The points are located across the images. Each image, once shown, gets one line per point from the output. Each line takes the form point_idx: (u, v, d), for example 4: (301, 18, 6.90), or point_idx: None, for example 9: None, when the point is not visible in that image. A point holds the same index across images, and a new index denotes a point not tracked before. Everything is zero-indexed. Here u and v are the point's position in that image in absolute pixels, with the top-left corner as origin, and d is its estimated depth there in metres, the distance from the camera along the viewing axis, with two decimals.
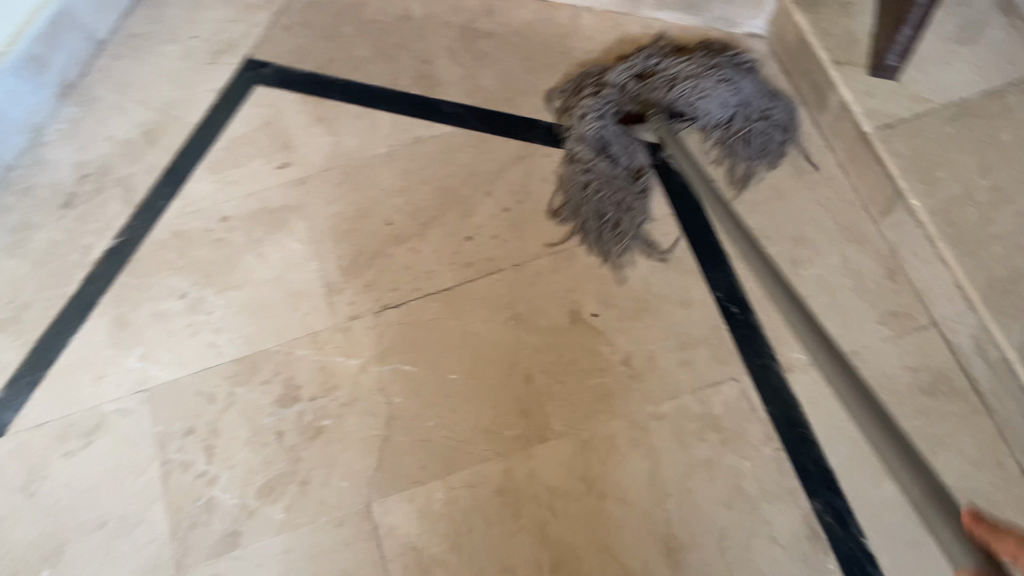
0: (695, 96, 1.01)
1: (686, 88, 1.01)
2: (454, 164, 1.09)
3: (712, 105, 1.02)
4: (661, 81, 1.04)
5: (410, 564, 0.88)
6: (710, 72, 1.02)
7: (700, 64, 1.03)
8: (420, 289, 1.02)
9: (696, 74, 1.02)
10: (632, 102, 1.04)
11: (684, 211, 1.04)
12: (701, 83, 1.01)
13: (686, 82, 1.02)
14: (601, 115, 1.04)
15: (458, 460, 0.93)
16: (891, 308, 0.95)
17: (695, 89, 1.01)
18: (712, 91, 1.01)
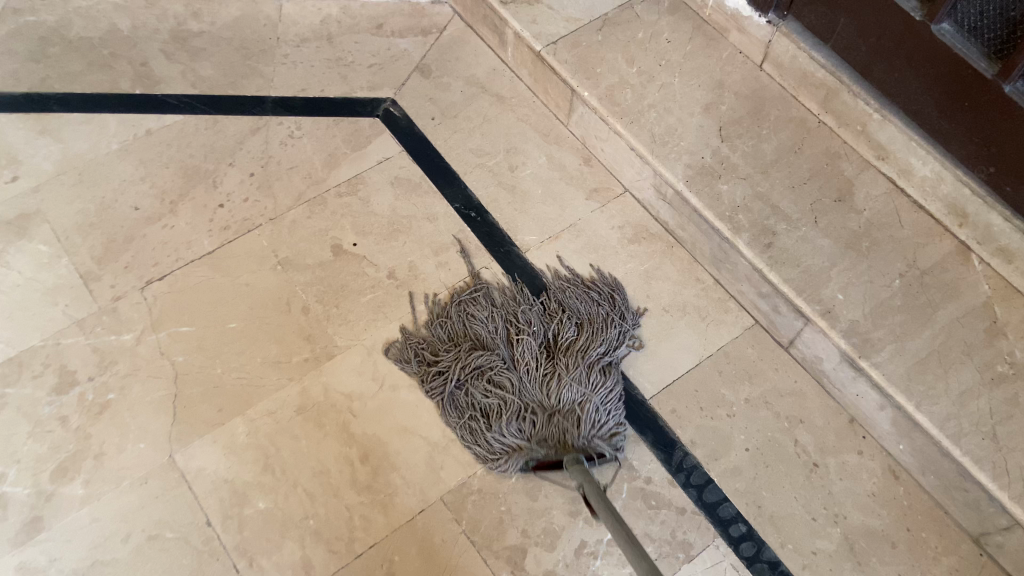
0: (603, 421, 0.93)
1: (594, 418, 0.93)
2: (192, 146, 1.17)
3: (619, 411, 0.95)
4: (557, 381, 0.94)
5: (226, 495, 0.92)
6: (608, 379, 0.96)
7: (587, 384, 0.94)
8: (182, 258, 1.07)
9: (582, 400, 0.93)
10: (535, 425, 0.92)
11: (414, 145, 1.19)
12: (608, 405, 0.94)
13: (592, 399, 0.93)
14: (499, 392, 0.94)
15: (253, 395, 0.98)
16: (593, 186, 1.16)
17: (603, 421, 0.93)
18: (596, 395, 0.94)
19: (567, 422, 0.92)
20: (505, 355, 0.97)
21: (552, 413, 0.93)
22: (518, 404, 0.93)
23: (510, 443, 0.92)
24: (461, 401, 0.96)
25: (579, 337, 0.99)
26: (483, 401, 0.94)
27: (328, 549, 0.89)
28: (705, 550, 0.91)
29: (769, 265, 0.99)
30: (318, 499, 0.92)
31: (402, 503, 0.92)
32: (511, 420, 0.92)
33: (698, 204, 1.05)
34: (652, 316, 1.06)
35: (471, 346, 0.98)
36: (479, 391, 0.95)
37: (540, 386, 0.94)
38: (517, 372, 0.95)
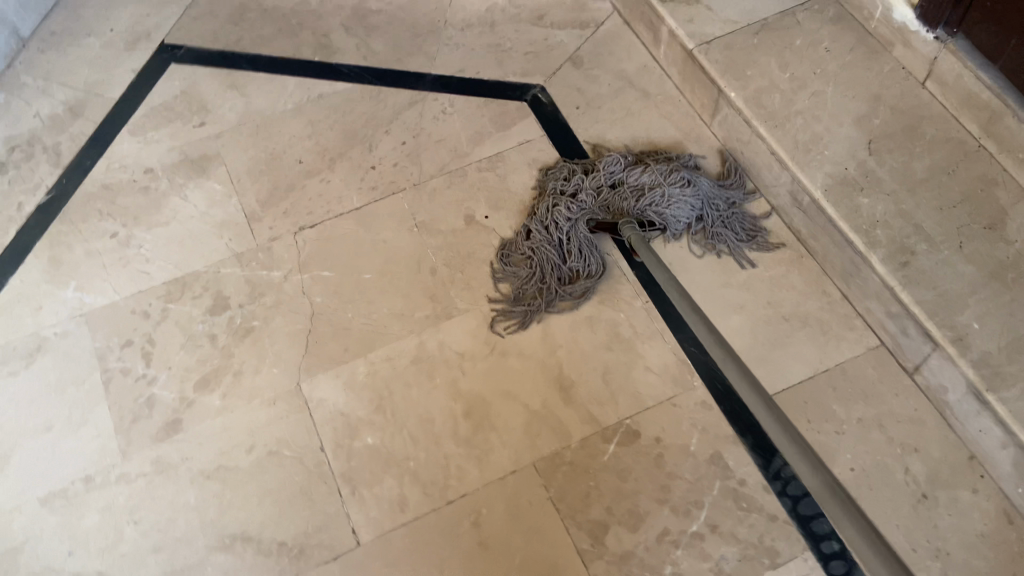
0: (666, 210, 1.10)
1: (655, 206, 1.11)
2: (355, 112, 1.28)
3: (687, 213, 1.10)
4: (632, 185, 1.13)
5: (340, 426, 1.00)
6: (674, 180, 1.11)
7: (660, 171, 1.12)
8: (333, 211, 1.17)
9: (660, 181, 1.11)
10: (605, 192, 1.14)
11: (556, 132, 1.24)
12: (677, 198, 1.10)
13: (656, 193, 1.11)
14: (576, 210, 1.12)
15: (376, 340, 1.06)
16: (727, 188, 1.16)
17: (664, 210, 1.10)
18: (680, 198, 1.10)
19: (647, 199, 1.12)
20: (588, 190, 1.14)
21: (615, 197, 1.13)
22: (592, 209, 1.13)
23: (576, 223, 1.10)
24: (556, 242, 1.10)
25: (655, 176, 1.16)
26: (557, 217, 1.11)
27: (422, 491, 0.95)
28: (792, 561, 0.89)
29: (903, 284, 0.95)
30: (421, 444, 0.98)
31: (496, 461, 0.97)
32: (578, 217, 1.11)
33: (834, 213, 1.02)
34: (769, 323, 1.05)
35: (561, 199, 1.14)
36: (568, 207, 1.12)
37: (611, 193, 1.14)
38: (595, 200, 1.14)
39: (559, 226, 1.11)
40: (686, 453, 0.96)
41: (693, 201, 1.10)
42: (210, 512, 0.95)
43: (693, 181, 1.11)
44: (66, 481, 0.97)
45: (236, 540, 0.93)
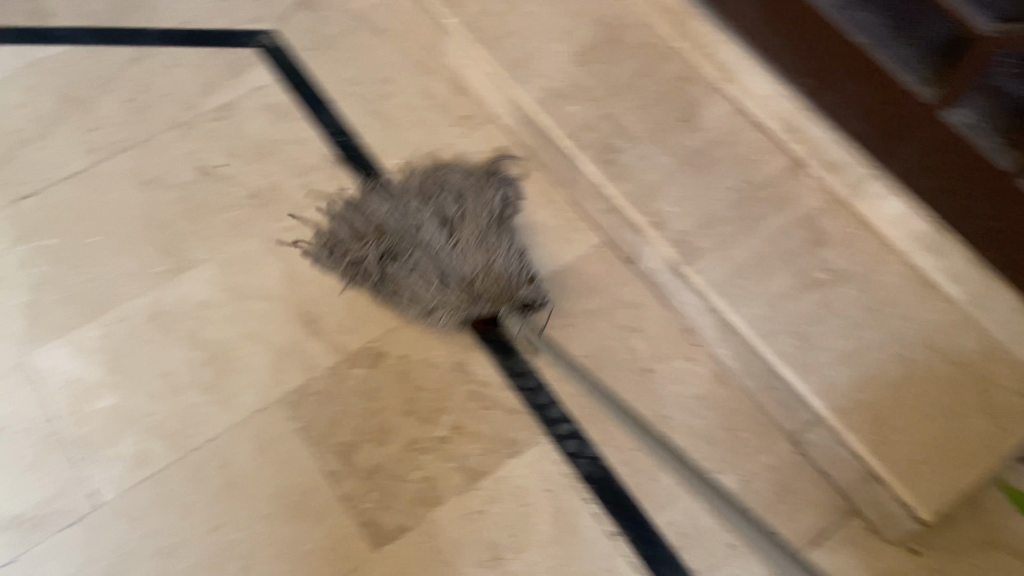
0: (504, 269, 0.96)
1: (497, 263, 0.95)
2: (73, 73, 1.21)
3: (518, 262, 1.00)
4: (460, 245, 0.99)
5: (73, 393, 0.97)
6: (504, 242, 1.00)
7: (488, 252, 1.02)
8: (53, 178, 1.11)
9: (484, 260, 1.01)
10: (453, 286, 0.99)
11: (289, 75, 1.22)
12: (501, 253, 1.03)
13: (484, 243, 1.02)
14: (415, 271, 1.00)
15: (109, 302, 1.02)
16: (463, 114, 1.16)
17: (500, 264, 0.96)
18: (503, 247, 0.99)
19: (473, 265, 0.99)
20: (436, 262, 1.01)
21: (461, 285, 0.99)
22: (442, 299, 0.99)
23: (412, 272, 1.00)
24: (389, 287, 1.02)
25: (463, 219, 1.05)
26: (418, 270, 1.01)
27: (165, 443, 0.94)
28: (530, 446, 0.95)
29: (608, 180, 1.05)
30: (161, 397, 0.97)
31: (241, 402, 0.97)
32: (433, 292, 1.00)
33: (547, 124, 1.10)
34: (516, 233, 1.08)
35: (380, 252, 1.03)
36: (398, 269, 1.01)
37: (449, 254, 1.00)
38: (433, 241, 1.02)
39: (383, 267, 1.02)
40: (429, 366, 1.00)
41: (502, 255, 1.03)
42: None
43: (516, 245, 1.03)
44: None
45: None
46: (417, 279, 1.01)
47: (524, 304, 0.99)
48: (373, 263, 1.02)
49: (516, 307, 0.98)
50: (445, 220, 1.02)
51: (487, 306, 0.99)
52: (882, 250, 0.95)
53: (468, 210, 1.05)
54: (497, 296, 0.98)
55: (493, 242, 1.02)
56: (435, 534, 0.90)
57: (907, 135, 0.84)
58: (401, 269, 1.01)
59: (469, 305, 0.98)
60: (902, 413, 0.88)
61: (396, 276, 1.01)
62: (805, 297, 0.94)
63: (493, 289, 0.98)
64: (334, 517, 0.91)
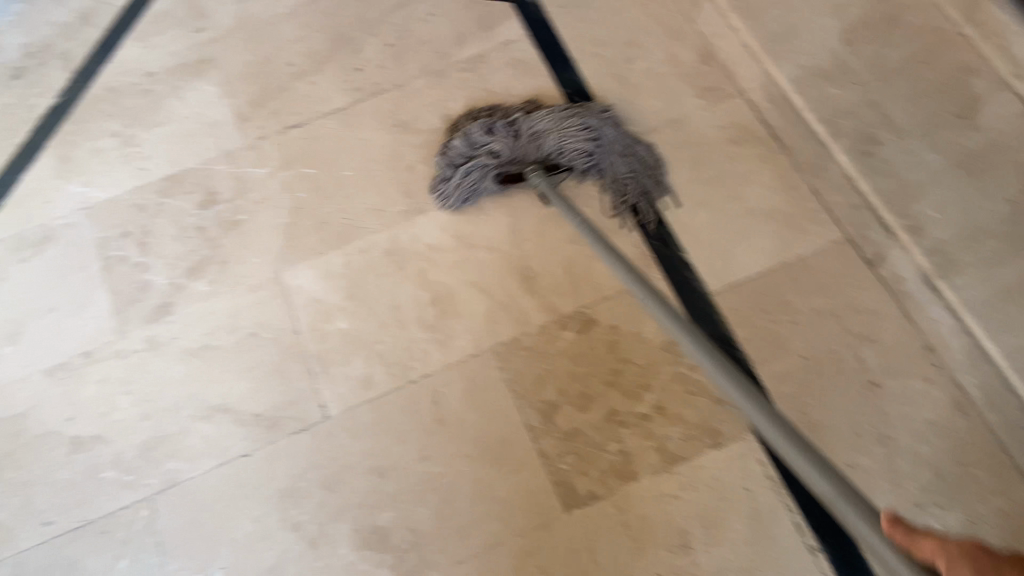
0: (556, 144, 1.05)
1: (545, 141, 1.05)
2: (343, 15, 1.29)
3: (558, 142, 1.05)
4: (540, 137, 1.05)
5: (313, 311, 1.06)
6: (586, 133, 1.05)
7: (567, 127, 1.05)
8: (319, 111, 1.21)
9: (552, 128, 1.05)
10: (522, 142, 1.06)
11: (537, 30, 1.23)
12: (569, 123, 1.05)
13: (552, 138, 1.05)
14: (557, 148, 1.05)
15: (352, 233, 1.11)
16: (707, 85, 1.13)
17: (554, 137, 1.05)
18: (570, 138, 1.04)
19: (548, 145, 1.05)
20: (523, 147, 1.06)
21: (523, 146, 1.06)
22: (508, 147, 1.06)
23: (495, 140, 1.06)
24: (502, 129, 1.07)
25: (551, 139, 1.05)
26: (523, 146, 1.06)
27: (386, 371, 1.01)
28: (736, 440, 0.91)
29: (863, 174, 0.98)
30: (387, 328, 1.04)
31: (457, 346, 1.01)
32: (520, 145, 1.06)
33: (802, 106, 1.04)
34: (773, 233, 1.02)
35: (482, 126, 1.08)
36: (484, 139, 1.07)
37: (529, 142, 1.06)
38: (551, 146, 1.05)
39: (488, 133, 1.07)
40: (638, 340, 0.98)
41: (609, 158, 1.07)
42: (194, 384, 1.03)
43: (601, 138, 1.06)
44: (65, 355, 1.06)
45: (214, 411, 1.00)
46: (502, 133, 1.06)
47: (548, 168, 1.07)
48: (506, 147, 1.06)
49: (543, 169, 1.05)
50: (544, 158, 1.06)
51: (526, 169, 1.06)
52: None
53: (564, 145, 1.05)
54: (531, 155, 1.06)
55: (572, 117, 1.05)
56: (626, 509, 0.90)
57: None
58: (525, 140, 1.06)
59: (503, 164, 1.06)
60: None
61: (504, 144, 1.06)
62: None
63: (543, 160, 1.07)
64: (531, 470, 0.93)
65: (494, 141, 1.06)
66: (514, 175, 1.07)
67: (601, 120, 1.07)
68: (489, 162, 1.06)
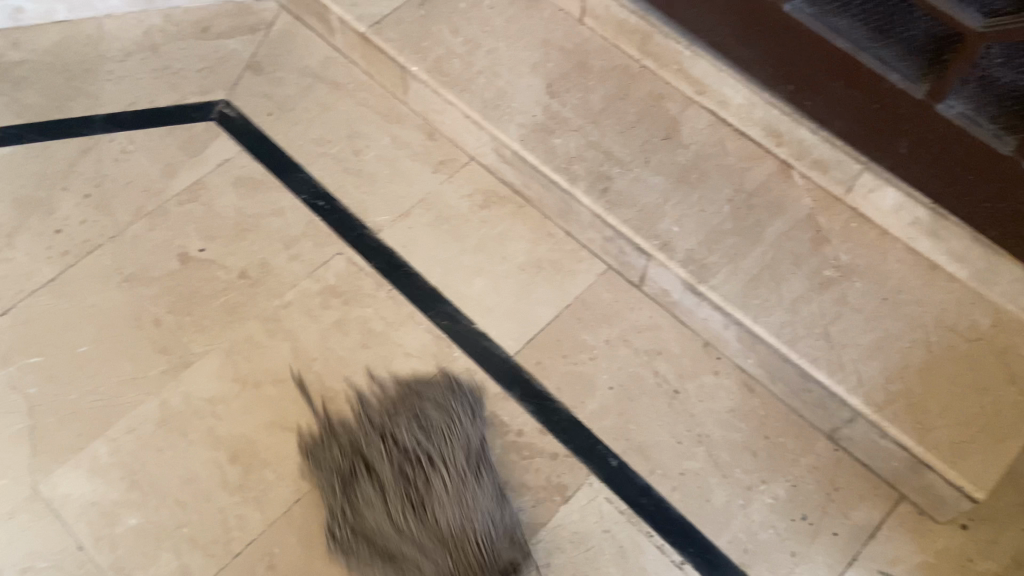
0: (467, 521, 0.87)
1: (461, 524, 0.87)
2: (22, 175, 1.13)
3: (482, 507, 0.88)
4: (448, 526, 0.87)
5: (95, 517, 0.91)
6: (483, 487, 0.90)
7: (468, 489, 0.89)
8: (26, 289, 1.05)
9: (459, 504, 0.88)
10: (445, 552, 0.86)
11: (253, 144, 1.18)
12: (470, 493, 0.89)
13: (458, 506, 0.88)
14: (460, 498, 0.88)
15: (112, 414, 0.97)
16: (438, 159, 1.17)
17: (462, 519, 0.87)
18: (477, 500, 0.89)
19: (466, 525, 0.87)
20: (437, 547, 0.86)
21: (458, 555, 0.86)
22: (430, 564, 0.85)
23: (394, 543, 0.87)
24: (399, 549, 0.86)
25: (467, 523, 0.87)
26: (434, 552, 0.86)
27: (204, 554, 0.89)
28: (582, 487, 0.94)
29: (606, 209, 1.03)
30: (189, 506, 0.92)
31: (277, 497, 0.92)
32: (443, 555, 0.85)
33: (534, 159, 1.07)
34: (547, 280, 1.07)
35: (375, 555, 0.87)
36: (394, 543, 0.87)
37: (439, 536, 0.86)
38: (471, 527, 0.87)
39: (389, 536, 0.87)
40: None
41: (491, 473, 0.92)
42: None
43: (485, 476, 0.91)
44: None
45: None
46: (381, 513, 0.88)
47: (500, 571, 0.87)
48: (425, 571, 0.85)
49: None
50: (469, 545, 0.86)
51: None
52: (881, 238, 0.98)
53: (469, 500, 0.88)
54: (456, 540, 0.86)
55: (462, 475, 0.90)
56: None
57: (900, 130, 0.90)
58: (420, 507, 0.88)
59: None
60: (939, 400, 0.88)
61: (404, 535, 0.87)
62: (822, 296, 0.95)
63: (475, 551, 0.85)
64: None
65: (410, 558, 0.86)
66: None
67: (461, 424, 0.94)
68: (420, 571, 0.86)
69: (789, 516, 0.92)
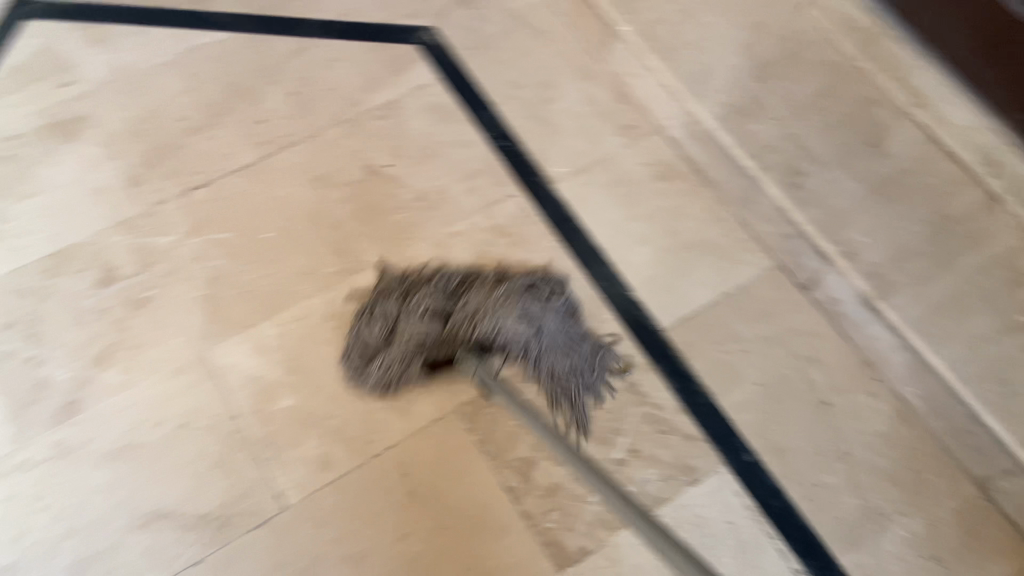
0: (505, 319, 0.92)
1: (500, 320, 0.92)
2: (237, 63, 1.20)
3: (524, 335, 0.93)
4: (494, 310, 0.92)
5: (253, 391, 0.97)
6: (551, 324, 0.95)
7: (534, 313, 0.94)
8: (224, 169, 1.11)
9: (518, 311, 0.93)
10: (456, 320, 0.93)
11: (449, 74, 1.20)
12: (516, 305, 0.93)
13: (512, 309, 0.93)
14: (524, 320, 0.93)
15: (283, 301, 1.03)
16: (628, 124, 1.15)
17: (498, 317, 0.92)
18: (532, 312, 0.94)
19: (485, 325, 0.92)
20: (459, 325, 0.92)
21: (460, 324, 0.92)
22: (428, 329, 0.93)
23: (431, 300, 0.95)
24: (430, 300, 0.95)
25: (501, 321, 0.92)
26: (467, 318, 0.93)
27: (346, 448, 0.94)
28: (711, 473, 0.94)
29: (795, 206, 1.05)
30: (339, 400, 0.97)
31: (418, 412, 0.96)
32: (461, 321, 0.92)
33: (731, 143, 1.10)
34: (716, 264, 1.05)
35: (406, 293, 0.97)
36: (431, 295, 0.95)
37: (470, 313, 0.93)
38: (504, 326, 0.92)
39: (429, 292, 0.96)
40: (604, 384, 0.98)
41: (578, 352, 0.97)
42: (121, 489, 0.91)
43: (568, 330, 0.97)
44: None
45: (150, 519, 0.89)
46: (429, 298, 0.95)
47: (482, 349, 0.94)
48: (422, 309, 0.94)
49: (472, 347, 0.93)
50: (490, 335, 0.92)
51: (459, 356, 0.93)
52: None
53: (529, 310, 0.94)
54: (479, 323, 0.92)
55: (543, 301, 0.95)
56: (618, 560, 0.88)
57: None
58: (475, 300, 0.94)
59: (425, 349, 0.93)
60: None
61: (427, 302, 0.95)
62: (1006, 342, 0.95)
63: (465, 336, 0.92)
64: (517, 534, 0.90)
65: (426, 303, 0.95)
66: (437, 361, 0.95)
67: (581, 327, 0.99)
68: (427, 304, 0.94)
69: (922, 553, 0.89)
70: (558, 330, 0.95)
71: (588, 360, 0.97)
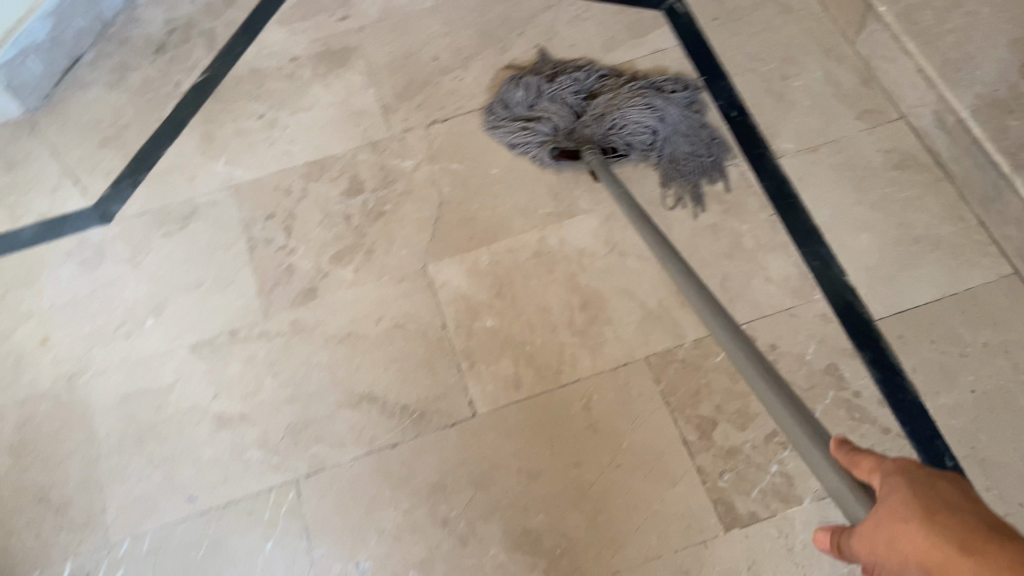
0: (626, 106, 1.11)
1: (617, 103, 1.11)
2: (490, 14, 1.29)
3: (649, 121, 1.10)
4: (613, 108, 1.11)
5: (462, 307, 1.05)
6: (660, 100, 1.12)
7: (654, 104, 1.11)
8: (465, 107, 1.20)
9: (639, 95, 1.12)
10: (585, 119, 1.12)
11: (688, 42, 1.22)
12: (638, 105, 1.11)
13: (634, 104, 1.11)
14: (648, 128, 1.10)
15: (500, 232, 1.10)
16: (866, 108, 1.12)
17: (622, 112, 1.10)
18: (648, 111, 1.11)
19: (609, 120, 1.10)
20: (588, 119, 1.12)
21: (588, 123, 1.12)
22: (562, 117, 1.14)
23: (569, 98, 1.16)
24: (568, 103, 1.15)
25: (623, 112, 1.10)
26: (591, 122, 1.12)
27: (537, 374, 1.00)
28: None
29: None
30: (538, 330, 1.03)
31: (609, 354, 1.00)
32: (589, 117, 1.12)
33: (978, 132, 0.99)
34: (944, 262, 1.00)
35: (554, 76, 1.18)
36: (571, 89, 1.16)
37: (599, 114, 1.12)
38: (625, 117, 1.10)
39: (570, 88, 1.16)
40: (801, 361, 0.96)
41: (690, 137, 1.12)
42: (339, 370, 1.02)
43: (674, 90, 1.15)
44: (208, 333, 1.06)
45: (362, 399, 1.00)
46: (567, 99, 1.16)
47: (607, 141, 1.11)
48: (559, 108, 1.14)
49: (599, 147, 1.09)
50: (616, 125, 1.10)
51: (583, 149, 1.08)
52: None
53: (653, 105, 1.11)
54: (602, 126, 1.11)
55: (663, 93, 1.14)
56: (789, 534, 0.87)
57: None
58: (604, 104, 1.13)
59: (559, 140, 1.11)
60: None
61: (568, 98, 1.16)
62: None
63: (591, 133, 1.11)
64: (690, 486, 0.91)
65: (565, 110, 1.14)
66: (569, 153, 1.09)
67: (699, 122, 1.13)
68: (571, 94, 1.16)
69: None
70: (676, 112, 1.12)
71: (691, 148, 1.11)
